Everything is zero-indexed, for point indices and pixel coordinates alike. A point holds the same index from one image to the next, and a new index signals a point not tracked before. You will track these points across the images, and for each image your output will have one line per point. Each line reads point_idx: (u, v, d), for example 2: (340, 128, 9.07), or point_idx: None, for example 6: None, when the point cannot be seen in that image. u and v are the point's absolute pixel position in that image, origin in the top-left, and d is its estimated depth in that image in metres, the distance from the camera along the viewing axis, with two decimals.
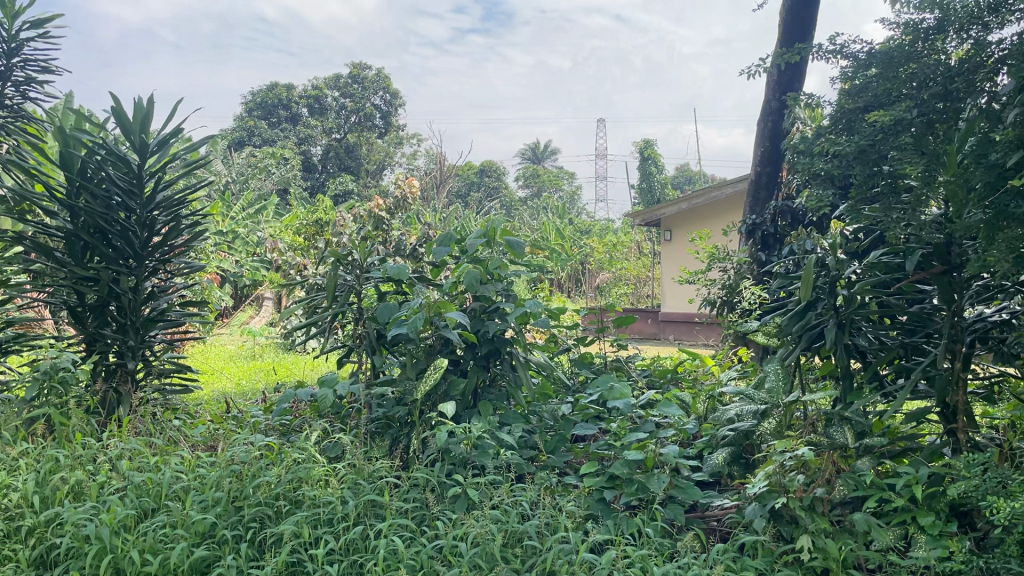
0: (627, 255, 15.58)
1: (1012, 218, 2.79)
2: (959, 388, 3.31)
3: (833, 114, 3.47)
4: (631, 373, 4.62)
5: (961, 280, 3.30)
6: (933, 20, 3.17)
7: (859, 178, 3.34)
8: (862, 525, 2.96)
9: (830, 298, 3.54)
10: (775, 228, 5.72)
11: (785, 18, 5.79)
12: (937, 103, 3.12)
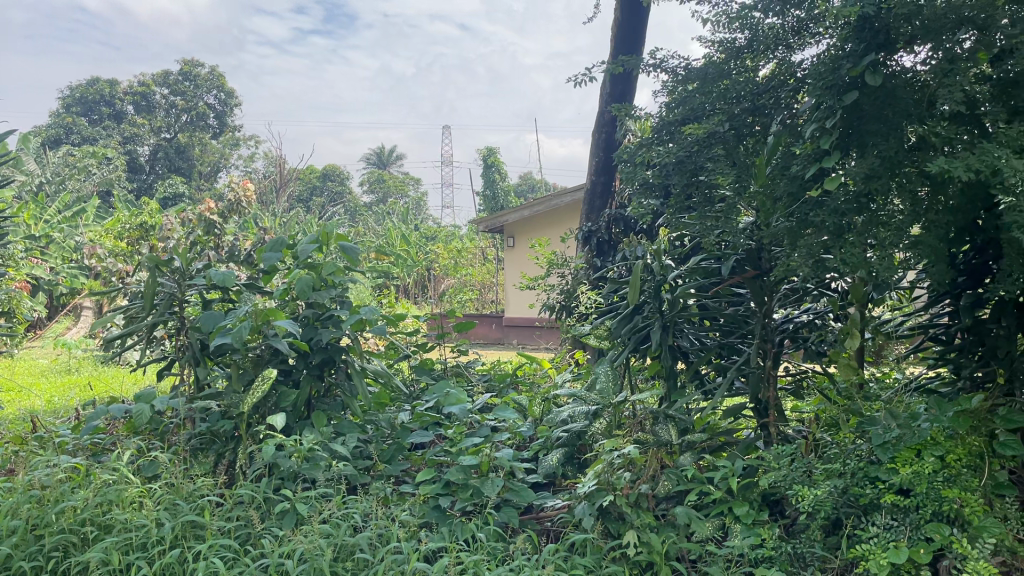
0: (472, 261, 15.71)
1: (812, 227, 3.06)
2: (770, 385, 3.57)
3: (656, 125, 3.65)
4: (470, 379, 4.63)
5: (771, 284, 3.55)
6: (743, 40, 3.39)
7: (678, 186, 3.52)
8: (683, 518, 3.12)
9: (656, 302, 3.72)
10: (609, 236, 5.94)
11: (616, 33, 6.02)
12: (747, 118, 3.36)
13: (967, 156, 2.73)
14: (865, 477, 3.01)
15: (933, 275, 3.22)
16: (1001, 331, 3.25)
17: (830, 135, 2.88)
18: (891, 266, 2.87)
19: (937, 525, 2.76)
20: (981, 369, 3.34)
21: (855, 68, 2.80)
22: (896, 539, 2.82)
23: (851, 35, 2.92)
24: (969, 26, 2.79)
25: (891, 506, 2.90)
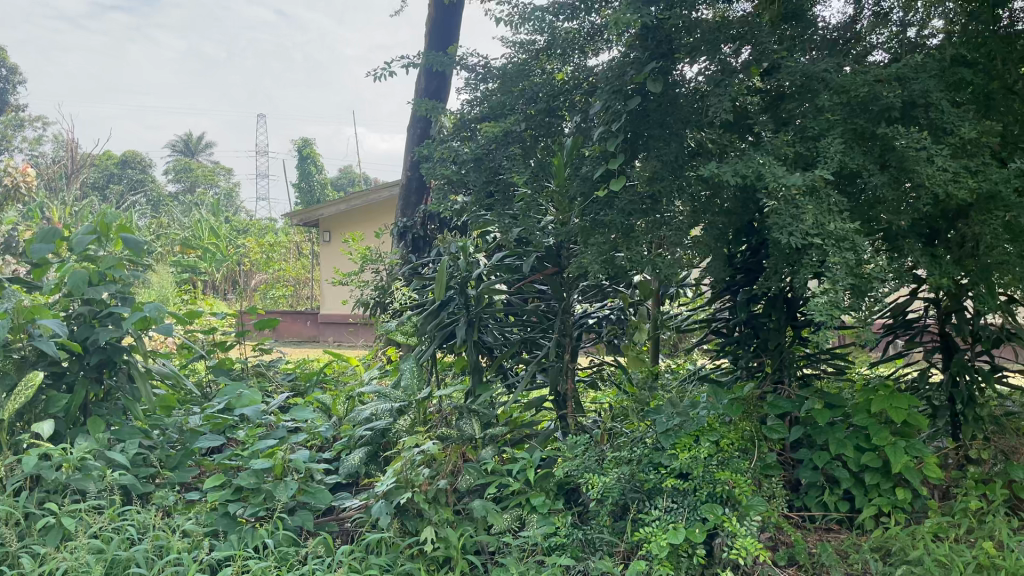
0: (286, 256, 15.22)
1: (604, 227, 3.20)
2: (568, 377, 3.73)
3: (456, 122, 3.68)
4: (272, 379, 4.47)
5: (570, 280, 3.70)
6: (543, 43, 3.46)
7: (478, 184, 3.56)
8: (479, 511, 3.17)
9: (461, 298, 3.72)
10: (425, 232, 5.86)
11: (430, 29, 6.02)
12: (542, 118, 3.47)
13: (735, 162, 2.97)
14: (650, 464, 3.18)
15: (712, 271, 3.46)
16: (772, 324, 3.58)
17: (614, 138, 3.05)
18: (671, 264, 3.10)
19: (711, 506, 2.95)
20: (754, 359, 3.65)
21: (638, 76, 2.97)
22: (675, 521, 2.97)
23: (635, 44, 3.07)
24: (742, 42, 3.16)
25: (671, 490, 3.08)
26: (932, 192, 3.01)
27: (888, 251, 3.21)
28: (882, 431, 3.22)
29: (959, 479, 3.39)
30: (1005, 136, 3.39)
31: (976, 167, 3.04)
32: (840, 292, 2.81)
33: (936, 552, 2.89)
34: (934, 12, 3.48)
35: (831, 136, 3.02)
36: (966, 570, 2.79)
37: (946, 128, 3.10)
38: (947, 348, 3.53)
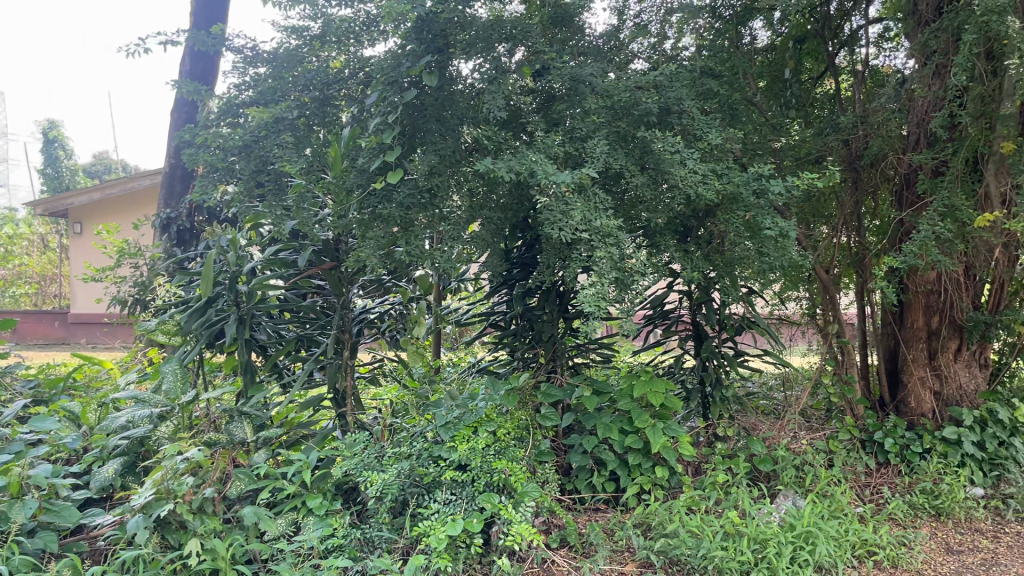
0: (28, 251, 13.63)
1: (381, 220, 3.16)
2: (347, 374, 3.65)
3: (221, 106, 3.42)
4: (8, 387, 3.96)
5: (348, 275, 3.63)
6: (317, 30, 3.32)
7: (245, 173, 3.36)
8: (251, 519, 3.01)
9: (231, 294, 3.48)
10: (191, 224, 5.47)
11: (193, 8, 5.64)
12: (315, 106, 3.36)
13: (509, 159, 3.05)
14: (429, 457, 3.19)
15: (489, 265, 3.53)
16: (545, 316, 3.72)
17: (391, 129, 3.03)
18: (449, 259, 3.21)
19: (488, 495, 3.01)
20: (530, 350, 3.78)
21: (414, 68, 2.97)
22: (454, 512, 3.00)
23: (411, 36, 3.05)
24: (515, 43, 3.24)
25: (450, 481, 3.10)
26: (685, 193, 3.26)
27: (648, 248, 3.45)
28: (643, 414, 3.46)
29: (709, 455, 3.71)
30: (746, 144, 3.71)
31: (721, 171, 3.35)
32: (605, 284, 2.98)
33: (690, 524, 3.15)
34: (685, 29, 3.84)
35: (595, 139, 3.21)
36: (715, 537, 3.05)
37: (696, 134, 3.39)
38: (698, 336, 3.85)
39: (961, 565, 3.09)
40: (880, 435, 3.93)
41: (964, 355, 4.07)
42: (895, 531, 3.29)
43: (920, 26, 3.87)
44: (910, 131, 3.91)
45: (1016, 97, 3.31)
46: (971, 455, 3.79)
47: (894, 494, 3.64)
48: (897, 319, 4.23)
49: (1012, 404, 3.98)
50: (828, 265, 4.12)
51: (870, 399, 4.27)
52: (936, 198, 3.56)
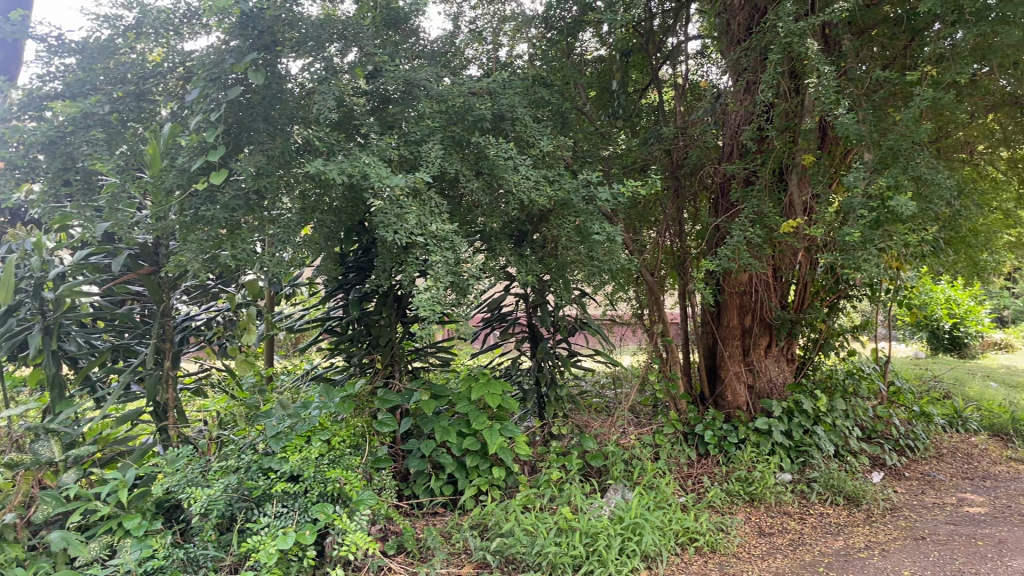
0: None
1: (205, 222, 3.02)
2: (169, 386, 3.46)
3: (21, 98, 3.07)
4: None
5: (168, 280, 3.46)
6: (132, 19, 3.09)
7: (50, 171, 3.05)
8: (59, 544, 2.78)
9: (35, 301, 3.18)
10: None
11: None
12: (131, 102, 3.13)
13: (341, 160, 2.98)
14: (258, 470, 3.06)
15: (323, 269, 3.45)
16: (384, 320, 3.65)
17: (213, 128, 2.88)
18: (279, 264, 3.13)
19: (321, 505, 2.93)
20: (367, 355, 3.69)
21: (239, 65, 2.84)
22: (285, 525, 2.89)
23: (234, 31, 2.94)
24: (348, 43, 3.20)
25: (281, 494, 2.99)
26: (519, 199, 3.33)
27: (484, 252, 3.48)
28: (480, 416, 3.50)
29: (544, 454, 3.81)
30: (576, 151, 3.87)
31: (553, 177, 3.45)
32: (440, 288, 2.99)
33: (525, 522, 3.20)
34: (519, 37, 3.98)
35: (430, 143, 3.21)
36: (549, 534, 3.12)
37: (529, 141, 3.48)
38: (533, 337, 3.93)
39: (772, 546, 3.34)
40: (700, 428, 4.17)
41: (773, 351, 4.41)
42: (714, 518, 3.51)
43: (733, 44, 4.18)
44: (725, 142, 4.17)
45: (814, 112, 3.61)
46: (779, 443, 4.09)
47: (713, 482, 3.87)
48: (714, 318, 4.52)
49: (815, 395, 4.32)
50: (654, 268, 4.34)
51: (692, 393, 4.54)
52: (748, 205, 3.82)
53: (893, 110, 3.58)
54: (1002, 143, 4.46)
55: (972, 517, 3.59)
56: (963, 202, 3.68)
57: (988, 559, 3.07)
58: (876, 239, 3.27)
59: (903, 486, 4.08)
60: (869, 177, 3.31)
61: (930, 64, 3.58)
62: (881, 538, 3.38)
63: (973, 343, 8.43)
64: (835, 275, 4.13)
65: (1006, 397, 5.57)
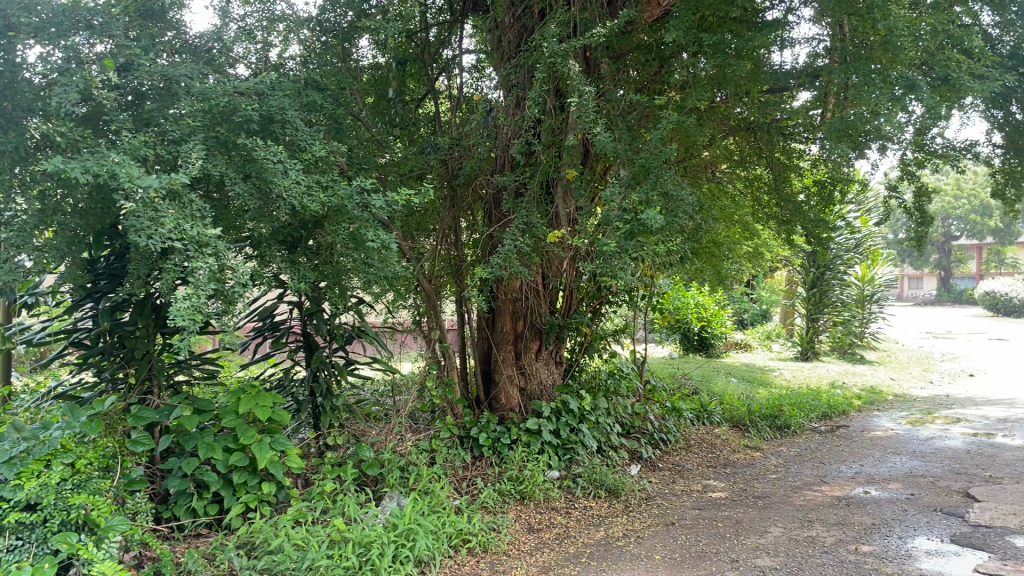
0: None
1: None
2: None
3: None
4: None
5: None
6: None
7: None
8: None
9: None
10: None
11: None
12: None
13: (86, 158, 2.76)
14: None
15: (68, 276, 3.17)
16: (140, 332, 3.40)
17: None
18: (15, 271, 2.83)
19: (63, 534, 2.67)
20: (121, 369, 3.43)
21: None
22: (20, 559, 2.62)
23: None
24: (97, 34, 3.00)
25: (16, 525, 2.70)
26: (289, 205, 3.24)
27: (253, 258, 3.31)
28: (249, 430, 3.35)
29: (318, 466, 3.71)
30: (351, 157, 3.78)
31: (326, 183, 3.38)
32: (202, 297, 2.84)
33: (295, 536, 3.10)
34: (291, 38, 3.78)
35: (191, 143, 3.05)
36: (320, 547, 3.04)
37: (301, 145, 3.38)
38: (308, 346, 3.81)
39: (539, 541, 3.49)
40: (475, 431, 4.26)
41: (543, 354, 4.63)
42: (486, 518, 3.61)
43: (503, 61, 4.37)
44: (498, 154, 4.28)
45: (577, 130, 3.86)
46: (548, 442, 4.30)
47: (486, 483, 3.98)
48: (489, 324, 4.64)
49: (580, 395, 4.60)
50: (430, 275, 4.33)
51: (468, 397, 4.59)
52: (517, 215, 3.97)
53: (644, 129, 3.89)
54: (739, 164, 5.01)
55: (713, 502, 3.97)
56: (704, 216, 4.09)
57: (726, 538, 3.41)
58: (631, 249, 3.52)
59: (657, 476, 4.44)
60: (624, 192, 3.59)
61: (676, 89, 3.96)
62: (637, 526, 3.64)
63: (717, 343, 9.30)
64: (597, 282, 4.45)
65: (744, 391, 6.22)
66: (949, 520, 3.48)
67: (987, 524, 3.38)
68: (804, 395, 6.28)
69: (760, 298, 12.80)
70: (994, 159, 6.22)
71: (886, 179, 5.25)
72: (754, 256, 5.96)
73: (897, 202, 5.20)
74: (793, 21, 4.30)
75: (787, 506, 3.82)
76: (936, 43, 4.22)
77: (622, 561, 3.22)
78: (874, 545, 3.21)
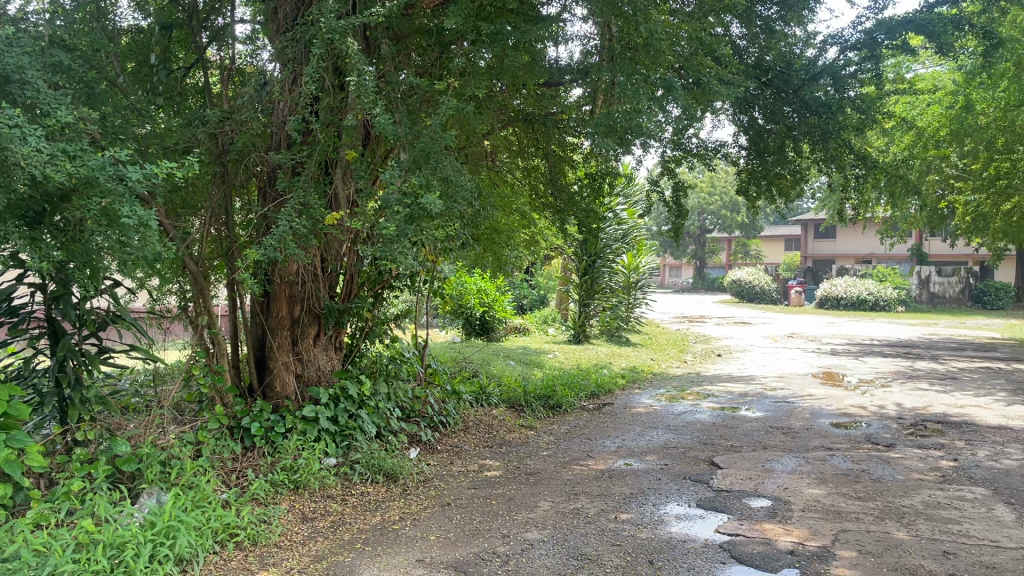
0: None
1: None
2: None
3: None
4: None
5: None
6: None
7: None
8: None
9: None
10: None
11: None
12: None
13: None
14: None
15: None
16: None
17: None
18: None
19: None
20: None
21: None
22: None
23: None
24: None
25: None
26: (28, 175, 2.90)
27: None
28: None
29: (66, 463, 3.37)
30: (104, 125, 3.45)
31: (74, 152, 3.06)
32: None
33: (33, 541, 2.78)
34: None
35: None
36: (64, 552, 2.76)
37: (43, 109, 3.04)
38: (53, 333, 3.40)
39: (313, 531, 3.41)
40: (247, 421, 4.04)
41: (322, 340, 4.50)
42: (256, 510, 3.47)
43: (279, 33, 4.18)
44: (273, 131, 4.12)
45: (356, 110, 3.79)
46: (325, 429, 4.20)
47: (257, 474, 3.81)
48: (263, 309, 4.41)
49: (360, 380, 4.53)
50: (198, 257, 4.03)
51: (240, 386, 4.32)
52: (294, 195, 3.81)
53: (424, 114, 3.90)
54: (519, 154, 5.17)
55: (488, 480, 4.10)
56: (483, 203, 4.16)
57: (499, 515, 3.52)
58: (410, 233, 3.49)
59: (435, 459, 4.50)
60: (403, 175, 3.56)
61: (455, 75, 4.01)
62: (413, 509, 3.67)
63: (498, 327, 9.59)
64: (377, 267, 4.42)
65: (521, 373, 6.46)
66: (696, 486, 3.83)
67: (727, 488, 3.76)
68: (576, 375, 6.65)
69: (538, 284, 13.37)
70: (739, 159, 6.96)
71: (649, 174, 5.66)
72: (532, 244, 6.18)
73: (659, 196, 5.62)
74: (567, 18, 4.47)
75: (555, 481, 4.03)
76: (692, 50, 4.63)
77: (398, 544, 3.23)
78: (632, 512, 3.46)
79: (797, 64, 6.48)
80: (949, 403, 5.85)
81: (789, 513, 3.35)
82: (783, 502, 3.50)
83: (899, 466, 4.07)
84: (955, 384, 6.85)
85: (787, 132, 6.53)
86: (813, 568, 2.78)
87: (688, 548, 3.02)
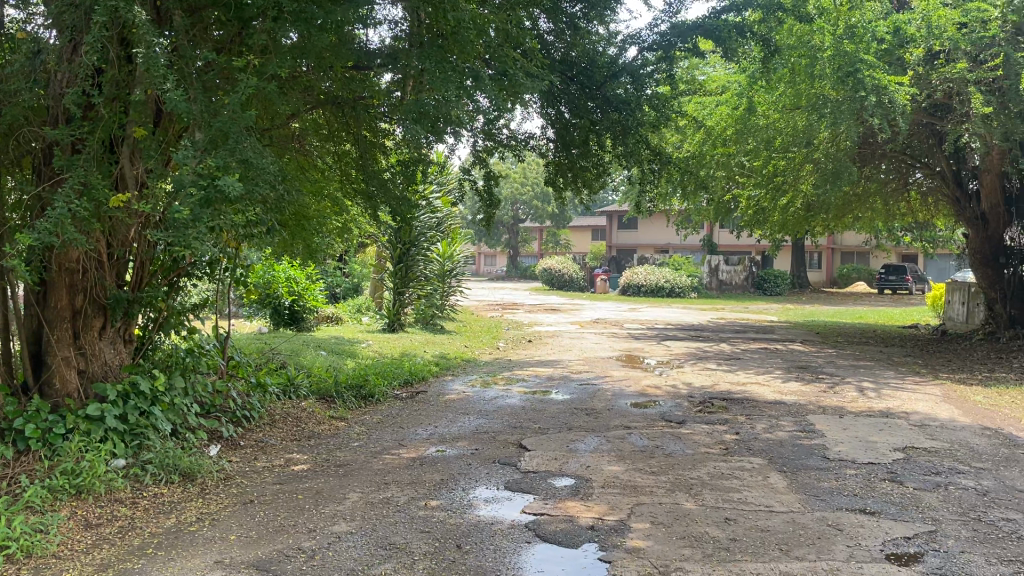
0: None
1: None
2: None
3: None
4: None
5: None
6: None
7: None
8: None
9: None
10: None
11: None
12: None
13: None
14: None
15: None
16: None
17: None
18: None
19: None
20: None
21: None
22: None
23: None
24: None
25: None
26: None
27: None
28: None
29: None
30: None
31: None
32: None
33: None
34: None
35: None
36: None
37: None
38: None
39: (97, 538, 3.15)
40: (20, 422, 3.65)
41: (108, 333, 4.19)
42: (30, 520, 3.16)
43: None
44: (49, 105, 3.76)
45: (144, 85, 3.55)
46: (113, 429, 3.89)
47: (32, 481, 3.46)
48: (38, 300, 3.98)
49: (153, 375, 4.26)
50: None
51: (12, 385, 3.88)
52: (72, 174, 3.50)
53: (221, 92, 3.72)
54: (327, 138, 5.04)
55: (295, 474, 3.98)
56: (288, 187, 4.01)
57: (304, 510, 3.42)
58: (206, 218, 3.30)
59: (238, 455, 4.30)
60: (198, 156, 3.38)
61: (256, 53, 3.85)
62: (212, 508, 3.50)
63: (308, 317, 9.28)
64: (171, 254, 4.18)
65: (330, 363, 6.31)
66: (504, 469, 3.91)
67: (533, 470, 3.87)
68: (387, 364, 6.58)
69: (351, 272, 13.11)
70: (548, 151, 7.16)
71: (461, 163, 5.70)
72: (342, 231, 6.06)
73: (470, 184, 5.68)
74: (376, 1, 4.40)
75: (365, 471, 3.97)
76: (499, 41, 4.73)
77: (194, 546, 3.06)
78: (441, 499, 3.48)
79: (599, 62, 6.76)
80: (734, 381, 6.37)
81: (590, 491, 3.51)
82: (585, 480, 3.66)
83: (688, 441, 4.37)
84: (739, 364, 7.46)
85: (590, 127, 6.82)
86: (610, 541, 2.93)
87: (495, 530, 3.08)
